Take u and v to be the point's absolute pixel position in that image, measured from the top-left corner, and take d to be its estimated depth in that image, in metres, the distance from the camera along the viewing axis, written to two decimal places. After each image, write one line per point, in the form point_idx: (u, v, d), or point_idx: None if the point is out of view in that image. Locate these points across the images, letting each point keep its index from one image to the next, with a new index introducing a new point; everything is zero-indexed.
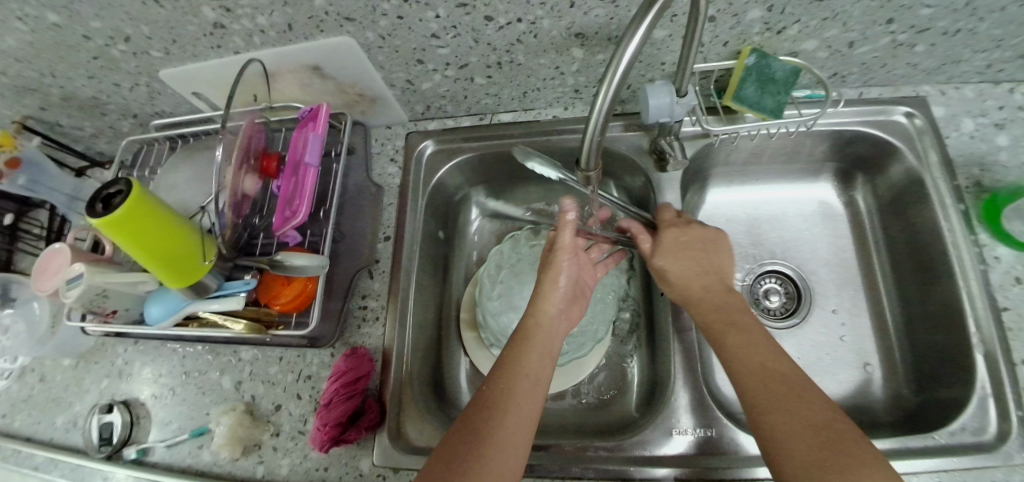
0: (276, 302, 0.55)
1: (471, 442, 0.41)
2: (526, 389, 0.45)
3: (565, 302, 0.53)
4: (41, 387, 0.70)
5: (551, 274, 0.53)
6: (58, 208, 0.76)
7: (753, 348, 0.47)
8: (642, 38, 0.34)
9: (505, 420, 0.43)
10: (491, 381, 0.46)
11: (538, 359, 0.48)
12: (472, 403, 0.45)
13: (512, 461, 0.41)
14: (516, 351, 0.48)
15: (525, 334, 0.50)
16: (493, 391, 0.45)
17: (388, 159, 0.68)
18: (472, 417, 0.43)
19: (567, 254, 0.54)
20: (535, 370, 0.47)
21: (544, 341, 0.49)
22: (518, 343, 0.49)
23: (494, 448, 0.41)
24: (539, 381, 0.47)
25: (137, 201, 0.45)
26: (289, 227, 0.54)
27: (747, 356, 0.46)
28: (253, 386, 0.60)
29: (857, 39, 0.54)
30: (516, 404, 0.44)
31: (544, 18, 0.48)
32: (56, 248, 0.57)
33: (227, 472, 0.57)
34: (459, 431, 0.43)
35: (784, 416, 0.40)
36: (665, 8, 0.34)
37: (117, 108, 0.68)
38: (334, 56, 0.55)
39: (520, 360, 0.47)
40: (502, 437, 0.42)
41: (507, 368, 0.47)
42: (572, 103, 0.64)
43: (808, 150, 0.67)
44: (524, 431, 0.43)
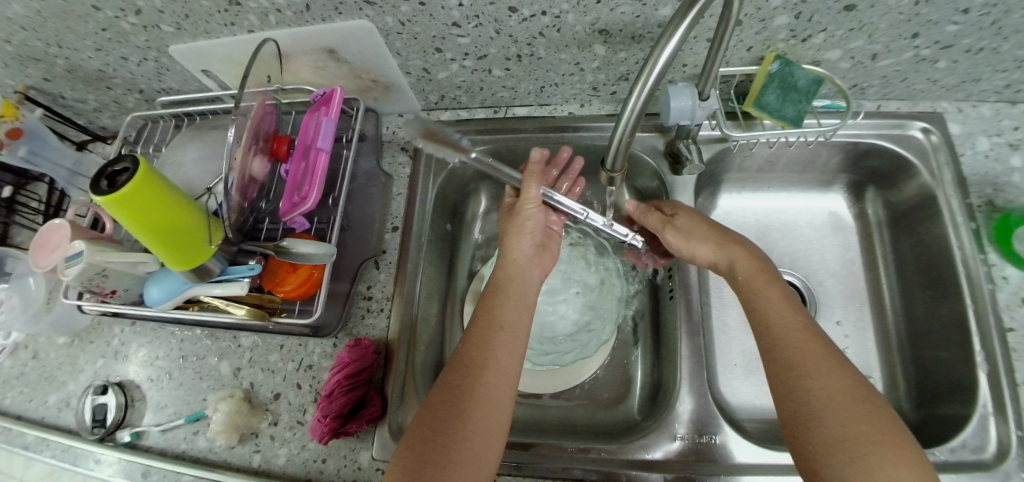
0: (280, 289, 0.54)
1: (454, 397, 0.41)
2: (505, 344, 0.46)
3: (535, 249, 0.55)
4: (34, 364, 0.68)
5: (517, 224, 0.55)
6: (57, 182, 0.74)
7: (787, 312, 0.47)
8: (680, 38, 0.33)
9: (485, 375, 0.43)
10: (468, 337, 0.47)
11: (513, 311, 0.49)
12: (451, 361, 0.45)
13: (498, 414, 0.41)
14: (491, 303, 0.49)
15: (499, 285, 0.51)
16: (469, 347, 0.45)
17: (399, 148, 0.67)
18: (452, 374, 0.43)
19: (534, 199, 0.55)
20: (511, 323, 0.47)
21: (516, 291, 0.50)
22: (492, 294, 0.50)
23: (478, 397, 0.41)
24: (516, 332, 0.47)
25: (144, 180, 0.44)
26: (297, 213, 0.53)
27: (787, 319, 0.46)
28: (251, 373, 0.59)
29: (881, 51, 0.53)
30: (494, 356, 0.45)
31: (569, 13, 0.47)
32: (55, 224, 0.55)
33: (223, 459, 0.56)
34: (442, 387, 0.43)
35: (823, 378, 0.41)
36: (702, 8, 0.33)
37: (124, 83, 0.66)
38: (350, 40, 0.53)
39: (496, 312, 0.48)
40: (484, 391, 0.42)
41: (483, 323, 0.47)
42: (589, 101, 0.63)
43: (822, 161, 0.67)
44: (506, 386, 0.43)
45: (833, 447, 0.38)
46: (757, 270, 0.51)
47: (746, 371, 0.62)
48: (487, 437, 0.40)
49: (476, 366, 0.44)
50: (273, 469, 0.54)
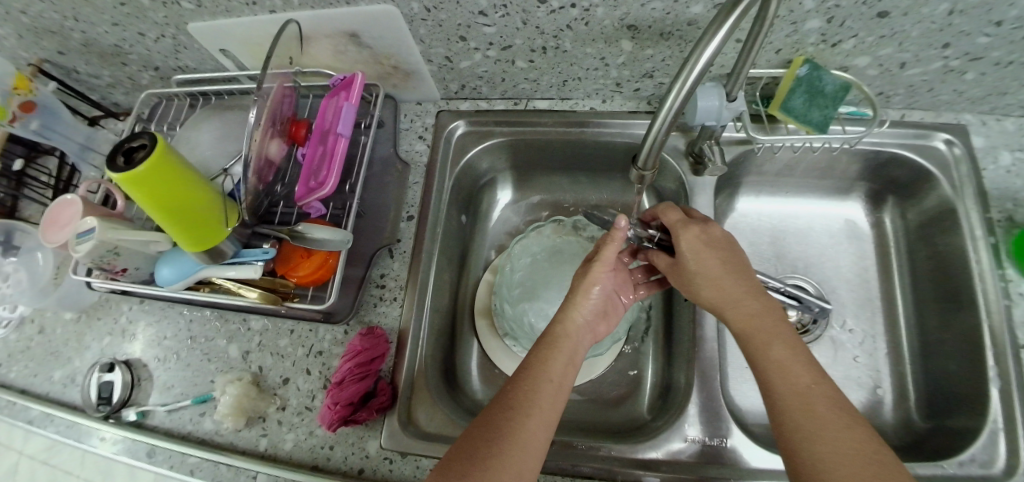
0: (294, 275, 0.54)
1: (489, 438, 0.39)
2: (548, 395, 0.42)
3: (596, 316, 0.50)
4: (40, 339, 0.68)
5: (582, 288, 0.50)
6: (67, 157, 0.73)
7: (789, 367, 0.42)
8: (722, 39, 0.33)
9: (525, 424, 0.40)
10: (515, 381, 0.44)
11: (564, 365, 0.45)
12: (497, 400, 0.43)
13: (528, 461, 0.39)
14: (542, 353, 0.45)
15: (554, 336, 0.47)
16: (517, 391, 0.42)
17: (417, 137, 0.66)
18: (496, 414, 0.41)
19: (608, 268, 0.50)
20: (560, 376, 0.44)
21: (570, 348, 0.46)
22: (543, 343, 0.46)
23: (513, 446, 0.38)
24: (562, 388, 0.44)
25: (161, 158, 0.43)
26: (314, 198, 0.53)
27: (787, 372, 0.41)
28: (260, 356, 0.58)
29: (910, 60, 0.52)
30: (536, 409, 0.41)
31: (599, 6, 0.46)
32: (67, 199, 0.55)
33: (229, 442, 0.56)
34: (479, 424, 0.41)
35: (827, 439, 0.37)
36: (744, 11, 0.32)
37: (139, 59, 0.65)
38: (374, 24, 0.53)
39: (548, 361, 0.45)
40: (524, 439, 0.39)
41: (534, 371, 0.44)
42: (611, 96, 0.62)
43: (842, 168, 0.66)
44: (542, 436, 0.40)
45: None
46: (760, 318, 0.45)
47: None
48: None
49: (519, 414, 0.41)
50: (279, 454, 0.54)
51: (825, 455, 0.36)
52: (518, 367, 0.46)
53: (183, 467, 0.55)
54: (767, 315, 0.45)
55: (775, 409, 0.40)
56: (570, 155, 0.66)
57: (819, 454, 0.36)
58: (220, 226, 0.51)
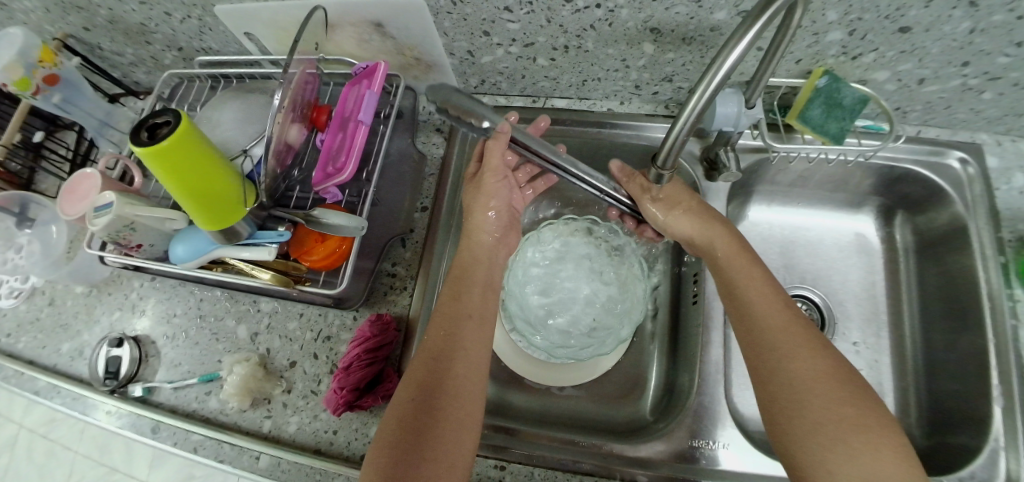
0: (307, 258, 0.54)
1: (427, 398, 0.42)
2: (470, 329, 0.48)
3: (500, 231, 0.57)
4: (49, 310, 0.68)
5: (481, 203, 0.55)
6: (86, 132, 0.74)
7: (762, 295, 0.47)
8: (749, 43, 0.33)
9: (453, 366, 0.45)
10: (433, 328, 0.48)
11: (480, 298, 0.51)
12: (419, 354, 0.46)
13: (467, 404, 0.43)
14: (455, 290, 0.51)
15: (466, 268, 0.53)
16: (439, 337, 0.47)
17: (434, 130, 0.67)
18: (423, 367, 0.45)
19: (498, 174, 0.54)
20: (478, 310, 0.50)
21: (482, 278, 0.52)
22: (455, 281, 0.52)
23: (450, 395, 0.43)
24: (482, 321, 0.49)
25: (185, 134, 0.43)
26: (331, 184, 0.53)
27: (763, 301, 0.47)
28: (268, 339, 0.59)
29: (929, 76, 0.52)
30: (463, 346, 0.46)
31: (623, 7, 0.47)
32: (86, 173, 0.56)
33: (233, 422, 0.56)
34: (413, 384, 0.44)
35: (801, 362, 0.42)
36: (771, 16, 0.33)
37: (164, 39, 0.66)
38: (400, 14, 0.53)
39: (461, 297, 0.50)
40: (455, 385, 0.44)
41: (450, 311, 0.49)
42: (629, 98, 0.62)
43: (856, 181, 0.66)
44: (476, 377, 0.45)
45: (814, 434, 0.39)
46: (736, 250, 0.51)
47: None
48: (466, 431, 0.42)
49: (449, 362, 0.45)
50: (283, 436, 0.54)
51: (799, 376, 0.41)
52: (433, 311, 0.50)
53: (186, 444, 0.55)
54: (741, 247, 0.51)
55: (751, 333, 0.46)
56: (585, 155, 0.66)
57: (793, 374, 0.42)
58: (238, 205, 0.51)
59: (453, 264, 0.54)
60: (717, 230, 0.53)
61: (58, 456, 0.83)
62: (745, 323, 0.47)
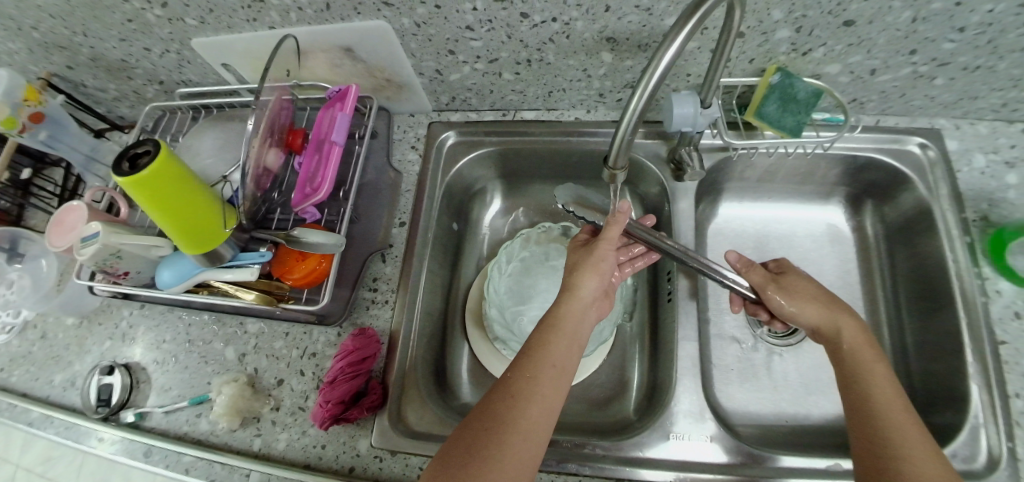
0: (289, 277, 0.56)
1: (491, 427, 0.41)
2: (550, 382, 0.44)
3: (599, 293, 0.51)
4: (42, 343, 0.69)
5: (592, 265, 0.52)
6: (73, 167, 0.76)
7: (886, 388, 0.44)
8: (678, 48, 0.35)
9: (528, 408, 0.42)
10: (514, 368, 0.45)
11: (566, 348, 0.46)
12: (497, 386, 0.44)
13: (528, 448, 0.40)
14: (544, 337, 0.47)
15: (556, 320, 0.48)
16: (517, 377, 0.44)
17: (410, 147, 0.69)
18: (497, 398, 0.43)
19: (614, 240, 0.53)
20: (563, 361, 0.45)
21: (572, 329, 0.47)
22: (543, 328, 0.48)
23: (516, 434, 0.40)
24: (564, 371, 0.45)
25: (164, 162, 0.45)
26: (308, 204, 0.55)
27: (887, 393, 0.44)
28: (256, 359, 0.60)
29: (879, 66, 0.54)
30: (540, 394, 0.43)
31: (578, 20, 0.50)
32: (71, 205, 0.58)
33: (224, 442, 0.57)
34: (483, 412, 0.43)
35: (916, 459, 0.39)
36: (705, 14, 0.35)
37: (145, 73, 0.68)
38: (368, 39, 0.55)
39: (547, 346, 0.46)
40: (525, 425, 0.41)
41: (535, 357, 0.45)
42: (595, 106, 0.64)
43: (822, 174, 0.68)
44: (545, 421, 0.42)
45: None
46: (863, 342, 0.48)
47: (742, 377, 0.63)
48: (521, 470, 0.39)
49: (521, 402, 0.42)
50: (273, 453, 0.55)
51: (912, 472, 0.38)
52: (520, 351, 0.47)
53: (178, 466, 0.56)
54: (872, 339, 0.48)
55: (864, 415, 0.43)
56: (557, 163, 0.68)
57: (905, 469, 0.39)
58: (220, 228, 0.53)
59: (546, 312, 0.50)
60: (847, 319, 0.50)
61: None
62: (857, 405, 0.44)
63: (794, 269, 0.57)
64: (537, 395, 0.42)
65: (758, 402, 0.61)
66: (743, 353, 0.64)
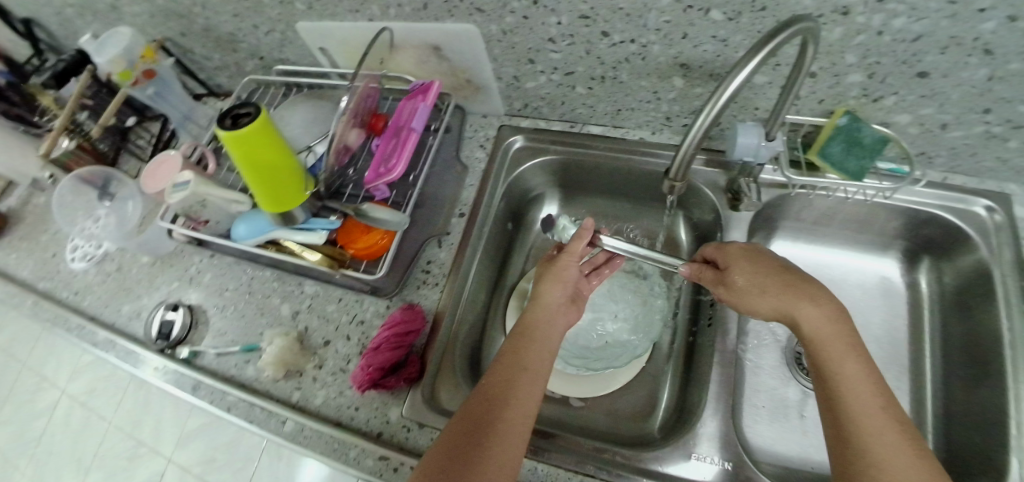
0: (352, 247, 0.60)
1: (472, 432, 0.42)
2: (525, 383, 0.47)
3: (565, 299, 0.58)
4: (116, 275, 0.76)
5: (553, 275, 0.58)
6: (169, 123, 0.83)
7: (857, 385, 0.42)
8: (749, 74, 0.37)
9: (507, 412, 0.44)
10: (490, 376, 0.48)
11: (539, 354, 0.51)
12: (474, 395, 0.47)
13: (512, 449, 0.42)
14: (516, 345, 0.51)
15: (525, 327, 0.53)
16: (495, 383, 0.47)
17: (478, 145, 0.72)
18: (475, 406, 0.45)
19: (574, 255, 0.59)
20: (535, 365, 0.49)
21: (541, 336, 0.52)
22: (518, 337, 0.52)
23: (499, 436, 0.42)
24: (537, 375, 0.49)
25: (262, 127, 0.49)
26: (381, 182, 0.59)
27: (856, 391, 0.41)
28: (307, 318, 0.64)
29: (950, 121, 0.54)
30: (517, 396, 0.46)
31: (656, 43, 0.52)
32: (169, 155, 0.65)
33: (266, 390, 0.61)
34: (462, 421, 0.44)
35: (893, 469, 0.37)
36: (777, 45, 0.37)
37: (249, 48, 0.75)
38: (455, 40, 0.60)
39: (520, 353, 0.50)
40: (504, 427, 0.43)
41: (508, 362, 0.49)
42: (660, 129, 0.66)
43: (880, 225, 0.67)
44: (523, 421, 0.44)
45: None
46: (831, 330, 0.45)
47: (771, 415, 0.62)
48: (502, 468, 0.40)
49: (500, 405, 0.45)
50: (309, 407, 0.58)
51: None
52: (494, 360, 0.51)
53: (223, 403, 0.60)
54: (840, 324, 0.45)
55: (838, 424, 0.41)
56: (614, 179, 0.70)
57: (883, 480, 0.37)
58: (293, 193, 0.57)
59: (517, 324, 0.55)
60: (809, 307, 0.46)
61: (142, 428, 1.03)
62: (831, 413, 0.42)
63: (743, 251, 0.53)
64: (514, 397, 0.45)
65: (785, 442, 0.60)
66: (776, 390, 0.63)
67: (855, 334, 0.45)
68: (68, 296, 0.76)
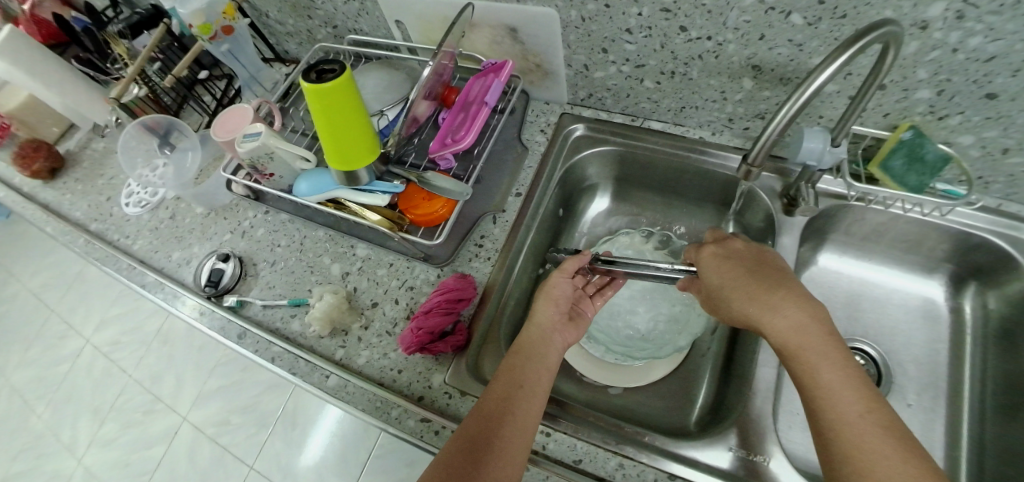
0: (412, 212, 0.61)
1: (469, 452, 0.42)
2: (522, 401, 0.46)
3: (561, 317, 0.57)
4: (168, 223, 0.77)
5: (546, 293, 0.58)
6: (235, 82, 0.87)
7: (839, 394, 0.41)
8: (836, 69, 0.40)
9: (501, 431, 0.44)
10: (487, 394, 0.48)
11: (535, 371, 0.50)
12: (473, 413, 0.46)
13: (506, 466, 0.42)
14: (510, 362, 0.50)
15: (519, 344, 0.53)
16: (490, 400, 0.47)
17: (539, 130, 0.74)
18: (471, 424, 0.45)
19: (563, 274, 0.59)
20: (530, 381, 0.48)
21: (533, 350, 0.52)
22: (513, 354, 0.52)
23: (495, 457, 0.42)
24: (532, 390, 0.48)
25: (344, 83, 0.50)
26: (450, 151, 0.60)
27: (836, 402, 0.41)
28: (357, 279, 0.65)
29: (1013, 146, 0.55)
30: (512, 413, 0.45)
31: (732, 42, 0.54)
32: (239, 108, 0.66)
33: (310, 345, 0.62)
34: (460, 439, 0.44)
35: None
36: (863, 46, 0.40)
37: (324, 16, 0.78)
38: (532, 22, 0.62)
39: (515, 369, 0.49)
40: (500, 446, 0.43)
41: (504, 379, 0.48)
42: (721, 130, 0.68)
43: (930, 246, 0.66)
44: (520, 441, 0.44)
45: None
46: (808, 335, 0.45)
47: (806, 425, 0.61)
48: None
49: (495, 423, 0.44)
50: (352, 365, 0.59)
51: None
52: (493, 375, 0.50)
53: (267, 353, 0.61)
54: (814, 330, 0.45)
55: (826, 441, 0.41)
56: (668, 176, 0.72)
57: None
58: (361, 157, 0.58)
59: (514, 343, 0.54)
60: (779, 317, 0.46)
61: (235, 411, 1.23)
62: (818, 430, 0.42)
63: (715, 263, 0.55)
64: (509, 416, 0.44)
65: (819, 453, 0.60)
66: None
67: (836, 337, 0.44)
68: (119, 238, 0.77)
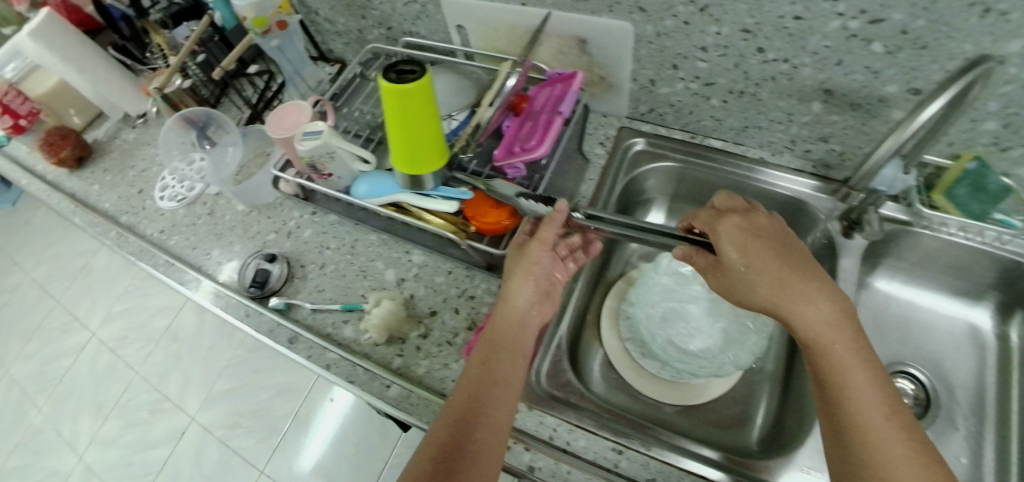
0: (477, 219, 0.59)
1: (444, 457, 0.40)
2: (496, 399, 0.44)
3: (536, 296, 0.52)
4: (206, 219, 0.74)
5: (521, 268, 0.52)
6: (277, 78, 0.86)
7: (860, 399, 0.38)
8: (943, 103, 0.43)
9: (476, 433, 0.42)
10: (461, 390, 0.46)
11: (510, 363, 0.47)
12: (446, 412, 0.44)
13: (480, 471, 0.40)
14: (484, 354, 0.48)
15: (495, 335, 0.49)
16: (461, 400, 0.44)
17: (598, 142, 0.75)
18: (443, 426, 0.43)
19: (547, 247, 0.52)
20: (504, 379, 0.46)
21: (510, 342, 0.49)
22: (487, 346, 0.48)
23: (469, 463, 0.40)
24: (508, 386, 0.46)
25: (425, 87, 0.48)
26: (524, 158, 0.59)
27: (869, 409, 0.38)
28: (414, 286, 0.63)
29: None
30: (488, 412, 0.43)
31: (808, 66, 0.55)
32: (297, 105, 0.65)
33: (364, 352, 0.59)
34: (435, 445, 0.41)
35: None
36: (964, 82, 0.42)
37: (379, 16, 0.76)
38: (604, 35, 0.62)
39: (490, 364, 0.47)
40: (474, 451, 0.41)
41: (478, 375, 0.46)
42: (780, 151, 0.69)
43: (977, 273, 0.66)
44: (495, 442, 0.42)
45: None
46: (831, 330, 0.41)
47: None
48: None
49: (469, 424, 0.42)
50: (411, 375, 0.57)
51: None
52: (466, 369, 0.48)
53: (320, 360, 0.59)
54: (840, 328, 0.41)
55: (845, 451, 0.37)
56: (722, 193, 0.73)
57: None
58: (425, 162, 0.55)
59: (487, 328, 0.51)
60: (801, 308, 0.42)
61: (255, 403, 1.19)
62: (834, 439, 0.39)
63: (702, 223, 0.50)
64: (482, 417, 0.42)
65: None
66: None
67: (860, 338, 0.41)
68: (152, 233, 0.74)
